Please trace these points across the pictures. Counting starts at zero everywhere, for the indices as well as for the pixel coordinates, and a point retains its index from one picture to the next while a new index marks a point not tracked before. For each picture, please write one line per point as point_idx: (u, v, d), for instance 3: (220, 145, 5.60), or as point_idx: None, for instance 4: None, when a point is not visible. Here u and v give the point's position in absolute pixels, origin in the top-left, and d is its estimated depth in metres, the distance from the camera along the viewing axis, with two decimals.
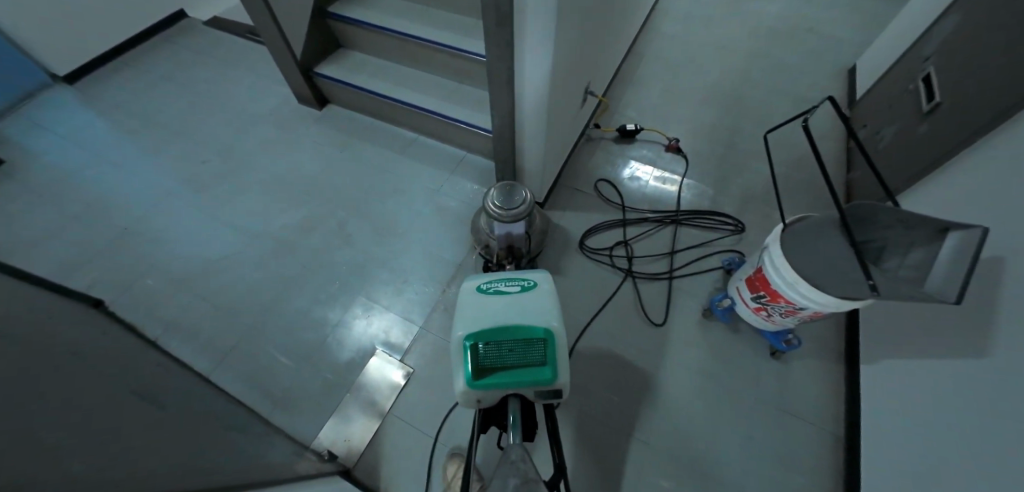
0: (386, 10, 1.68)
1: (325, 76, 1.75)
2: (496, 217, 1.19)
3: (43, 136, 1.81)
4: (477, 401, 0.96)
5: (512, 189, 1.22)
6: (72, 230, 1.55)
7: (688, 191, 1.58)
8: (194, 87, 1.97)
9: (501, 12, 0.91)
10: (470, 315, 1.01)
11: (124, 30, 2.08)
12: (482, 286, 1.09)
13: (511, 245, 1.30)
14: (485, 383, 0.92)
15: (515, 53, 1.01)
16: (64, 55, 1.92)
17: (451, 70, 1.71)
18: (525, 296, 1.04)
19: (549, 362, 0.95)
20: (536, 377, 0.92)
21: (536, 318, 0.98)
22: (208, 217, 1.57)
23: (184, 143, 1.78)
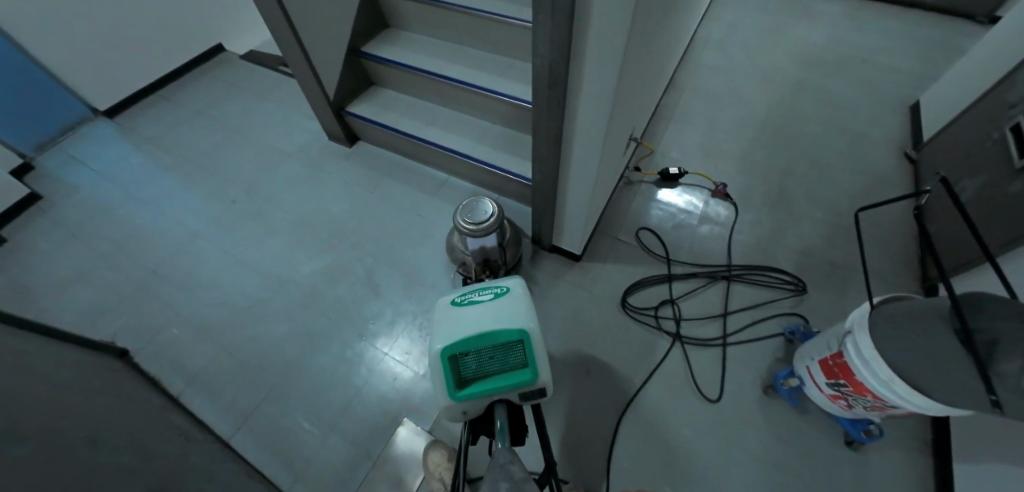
0: (419, 50, 1.65)
1: (355, 114, 1.72)
2: (468, 234, 1.17)
3: (79, 171, 1.82)
4: (464, 411, 0.97)
5: (480, 204, 1.21)
6: (99, 271, 1.54)
7: (739, 242, 1.45)
8: (226, 121, 1.97)
9: (552, 75, 0.83)
10: (446, 328, 0.99)
11: (163, 64, 2.11)
12: (456, 299, 1.07)
13: (487, 258, 1.30)
14: (468, 393, 0.94)
15: (567, 116, 0.93)
16: (104, 90, 1.95)
17: (480, 110, 1.63)
18: (500, 303, 1.02)
19: (529, 362, 0.95)
20: (518, 381, 0.94)
21: (510, 322, 0.96)
22: (233, 260, 1.53)
23: (214, 180, 1.77)
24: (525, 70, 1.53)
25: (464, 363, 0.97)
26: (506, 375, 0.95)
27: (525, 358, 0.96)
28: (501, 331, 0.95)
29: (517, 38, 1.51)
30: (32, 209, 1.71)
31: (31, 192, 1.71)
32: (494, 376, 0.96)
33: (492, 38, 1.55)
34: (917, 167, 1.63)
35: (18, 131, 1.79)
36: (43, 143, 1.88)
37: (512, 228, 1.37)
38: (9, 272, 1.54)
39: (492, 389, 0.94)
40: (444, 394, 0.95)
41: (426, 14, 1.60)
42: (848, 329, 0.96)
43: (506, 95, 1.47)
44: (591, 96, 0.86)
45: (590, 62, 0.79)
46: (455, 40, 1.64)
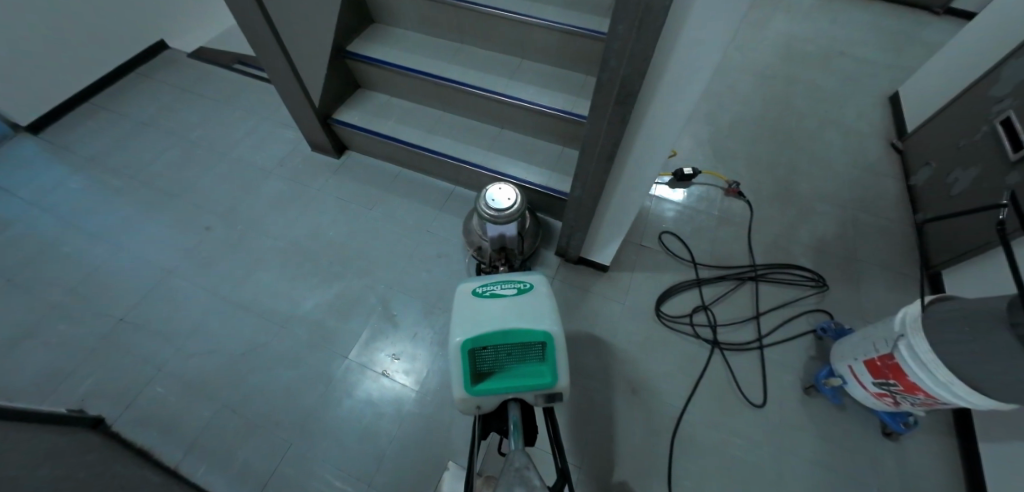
0: (416, 50, 1.51)
1: (345, 123, 1.55)
2: (489, 219, 1.13)
3: (4, 201, 1.53)
4: (476, 406, 0.88)
5: (504, 188, 1.15)
6: (49, 323, 1.30)
7: (759, 241, 1.46)
8: (185, 134, 1.72)
9: (625, 92, 0.75)
10: (465, 318, 0.87)
11: (96, 66, 1.80)
12: (476, 288, 0.94)
13: (505, 247, 1.25)
14: (484, 391, 0.84)
15: (629, 132, 0.86)
16: (26, 102, 1.64)
17: (485, 114, 1.52)
18: (524, 299, 0.90)
19: (551, 366, 0.86)
20: (537, 383, 0.84)
21: (536, 320, 0.85)
22: (220, 298, 1.34)
23: (180, 204, 1.54)
24: (536, 72, 1.44)
25: (480, 358, 0.87)
26: (524, 377, 0.86)
27: (548, 361, 0.86)
28: (522, 328, 0.84)
29: (526, 38, 1.41)
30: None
31: None
32: (511, 376, 0.86)
33: (497, 37, 1.44)
34: (904, 158, 1.72)
35: None
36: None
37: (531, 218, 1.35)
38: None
39: (509, 388, 0.85)
40: (456, 388, 0.85)
41: (422, 10, 1.46)
42: (899, 333, 0.97)
43: (520, 100, 1.38)
44: (661, 113, 0.79)
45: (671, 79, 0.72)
46: (454, 39, 1.52)
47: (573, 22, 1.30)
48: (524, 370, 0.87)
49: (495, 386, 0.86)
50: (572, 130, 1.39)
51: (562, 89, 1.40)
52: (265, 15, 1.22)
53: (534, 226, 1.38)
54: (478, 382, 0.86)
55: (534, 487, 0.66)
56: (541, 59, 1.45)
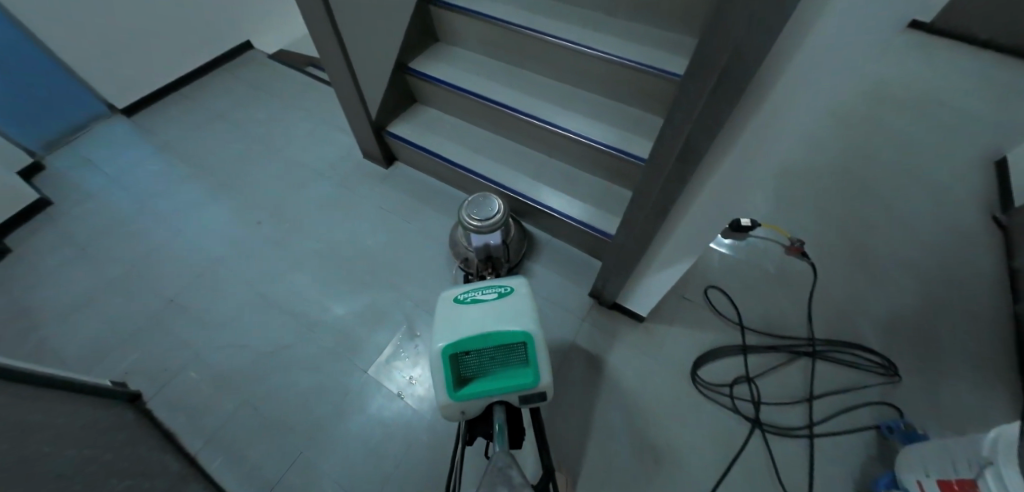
0: (473, 71, 1.51)
1: (397, 136, 1.58)
2: (471, 229, 1.21)
3: (92, 177, 1.69)
4: (463, 411, 0.96)
5: (485, 201, 1.24)
6: (110, 295, 1.41)
7: (821, 312, 1.30)
8: (251, 129, 1.83)
9: (691, 152, 0.69)
10: (447, 326, 0.96)
11: (187, 61, 1.96)
12: (458, 296, 1.03)
13: (491, 256, 1.32)
14: (468, 395, 0.93)
15: (685, 193, 0.79)
16: (123, 88, 1.82)
17: (534, 140, 1.47)
18: (503, 304, 0.99)
19: (531, 366, 0.94)
20: (519, 384, 0.93)
21: (515, 324, 0.94)
22: (257, 294, 1.40)
23: (236, 196, 1.63)
24: (592, 104, 1.39)
25: (464, 363, 0.96)
26: (506, 378, 0.95)
27: (528, 362, 0.95)
28: (502, 332, 0.93)
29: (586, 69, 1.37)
30: (40, 215, 1.60)
31: (41, 198, 1.59)
32: (495, 378, 0.95)
33: (556, 65, 1.41)
34: (1009, 234, 1.47)
35: (28, 127, 1.67)
36: (56, 143, 1.76)
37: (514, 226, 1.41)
38: (14, 291, 1.42)
39: (492, 389, 0.93)
40: (442, 394, 0.94)
41: (485, 32, 1.46)
42: (988, 458, 0.79)
43: (572, 131, 1.34)
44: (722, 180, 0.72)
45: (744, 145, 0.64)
46: (513, 63, 1.51)
47: (637, 57, 1.24)
48: (505, 371, 0.96)
49: (479, 390, 0.94)
50: (622, 169, 1.32)
51: (617, 124, 1.34)
52: (336, 26, 1.27)
53: (520, 233, 1.45)
54: (463, 387, 0.95)
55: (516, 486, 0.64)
56: (599, 91, 1.40)
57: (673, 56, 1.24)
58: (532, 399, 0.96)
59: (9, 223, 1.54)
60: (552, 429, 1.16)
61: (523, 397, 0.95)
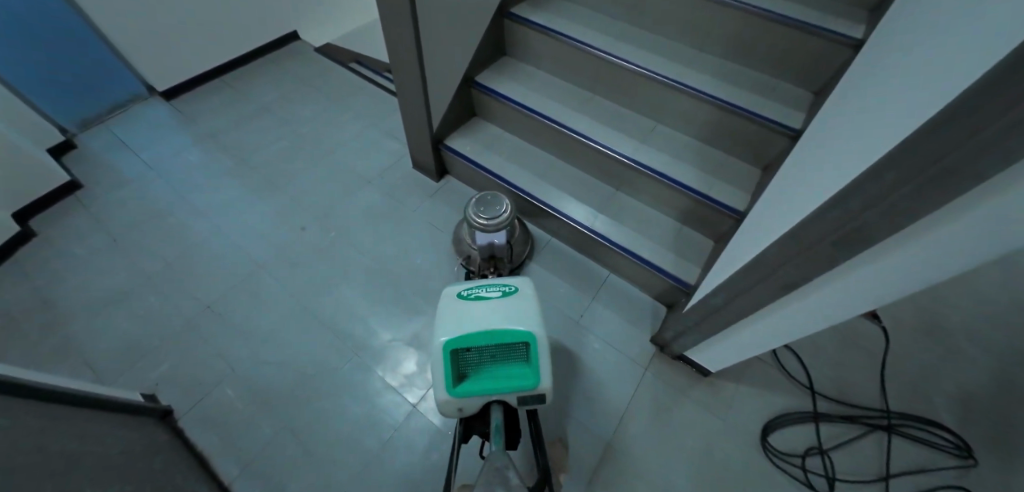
0: (543, 91, 1.46)
1: (455, 151, 1.51)
2: (477, 228, 1.23)
3: (127, 161, 1.60)
4: (460, 408, 0.99)
5: (489, 200, 1.27)
6: (141, 293, 1.32)
7: (893, 382, 1.24)
8: (296, 125, 1.75)
9: (860, 234, 0.58)
10: (451, 323, 1.00)
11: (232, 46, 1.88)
12: (463, 293, 1.07)
13: (494, 255, 1.34)
14: (468, 391, 0.95)
15: (823, 278, 0.69)
16: (166, 70, 1.74)
17: (601, 171, 1.41)
18: (508, 303, 1.03)
19: (532, 367, 0.97)
20: (518, 383, 0.96)
21: (518, 325, 0.98)
22: (300, 307, 1.32)
23: (279, 197, 1.55)
24: (671, 141, 1.33)
25: (465, 359, 0.99)
26: (507, 376, 0.98)
27: (528, 363, 0.98)
28: (505, 331, 0.97)
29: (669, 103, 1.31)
30: (70, 198, 1.51)
31: (73, 179, 1.51)
32: (494, 376, 0.98)
33: (634, 94, 1.35)
34: None
35: (65, 103, 1.58)
36: (90, 121, 1.67)
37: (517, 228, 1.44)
38: (38, 280, 1.33)
39: (492, 387, 0.96)
40: (441, 388, 0.97)
41: (560, 53, 1.40)
42: None
43: (653, 170, 1.26)
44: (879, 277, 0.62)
45: (940, 247, 0.52)
46: (586, 86, 1.44)
47: (730, 98, 1.17)
48: (506, 370, 0.99)
49: (477, 386, 0.97)
50: (700, 212, 1.25)
51: (697, 163, 1.27)
52: (417, 40, 1.19)
53: (523, 235, 1.48)
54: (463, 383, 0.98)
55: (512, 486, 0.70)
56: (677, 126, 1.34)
57: (767, 100, 1.18)
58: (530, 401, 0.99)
59: (37, 205, 1.45)
60: (613, 487, 1.09)
61: (522, 397, 0.98)
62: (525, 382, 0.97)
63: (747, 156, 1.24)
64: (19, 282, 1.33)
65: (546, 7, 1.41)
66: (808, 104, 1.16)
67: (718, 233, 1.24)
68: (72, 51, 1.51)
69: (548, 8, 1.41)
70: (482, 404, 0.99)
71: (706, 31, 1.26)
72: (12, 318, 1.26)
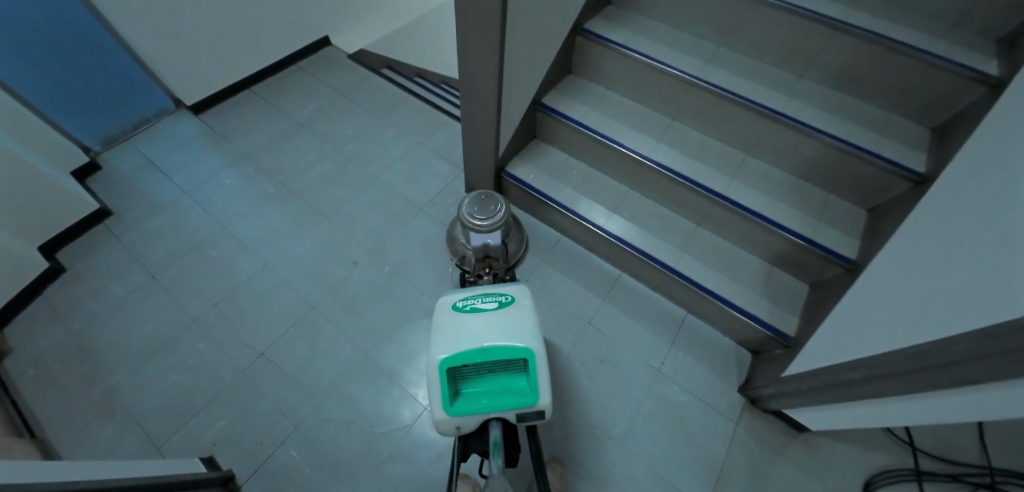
0: (616, 114, 1.35)
1: (519, 180, 1.41)
2: (471, 230, 1.16)
3: (161, 184, 1.51)
4: (455, 429, 0.78)
5: (486, 198, 1.18)
6: (185, 336, 1.23)
7: (1004, 437, 1.15)
8: (337, 144, 1.65)
9: None
10: (443, 336, 0.81)
11: (262, 56, 1.79)
12: (456, 303, 0.88)
13: (489, 256, 1.28)
14: (465, 409, 0.76)
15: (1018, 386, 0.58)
16: (196, 85, 1.64)
17: (679, 203, 1.31)
18: (507, 313, 0.83)
19: (533, 385, 0.78)
20: (518, 404, 0.76)
21: (518, 338, 0.79)
22: (359, 352, 1.22)
23: (324, 225, 1.45)
24: (762, 176, 1.23)
25: (458, 374, 0.80)
26: (506, 396, 0.78)
27: (531, 377, 0.79)
28: (501, 345, 0.77)
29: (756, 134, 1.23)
30: (100, 227, 1.40)
31: (103, 207, 1.40)
32: (490, 394, 0.79)
33: (722, 124, 1.24)
34: None
35: (87, 122, 1.48)
36: (112, 138, 1.57)
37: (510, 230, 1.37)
38: (74, 322, 1.24)
39: (489, 408, 0.77)
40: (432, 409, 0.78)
41: (637, 75, 1.29)
42: None
43: (748, 210, 1.16)
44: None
45: None
46: (662, 111, 1.34)
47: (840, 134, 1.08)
48: (506, 388, 0.80)
49: (471, 407, 0.78)
50: (796, 255, 1.16)
51: (794, 203, 1.18)
52: (501, 82, 1.07)
53: (517, 239, 1.43)
54: (458, 401, 0.78)
55: None
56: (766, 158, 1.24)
57: (879, 137, 1.08)
58: (532, 419, 0.79)
59: (67, 236, 1.36)
60: None
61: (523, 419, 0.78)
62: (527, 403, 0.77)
63: (849, 196, 1.15)
64: (55, 324, 1.23)
65: (617, 23, 1.31)
66: (926, 141, 1.07)
67: (816, 279, 1.16)
68: (94, 63, 1.39)
69: (618, 26, 1.31)
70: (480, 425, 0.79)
71: (806, 56, 1.16)
72: (50, 367, 1.17)
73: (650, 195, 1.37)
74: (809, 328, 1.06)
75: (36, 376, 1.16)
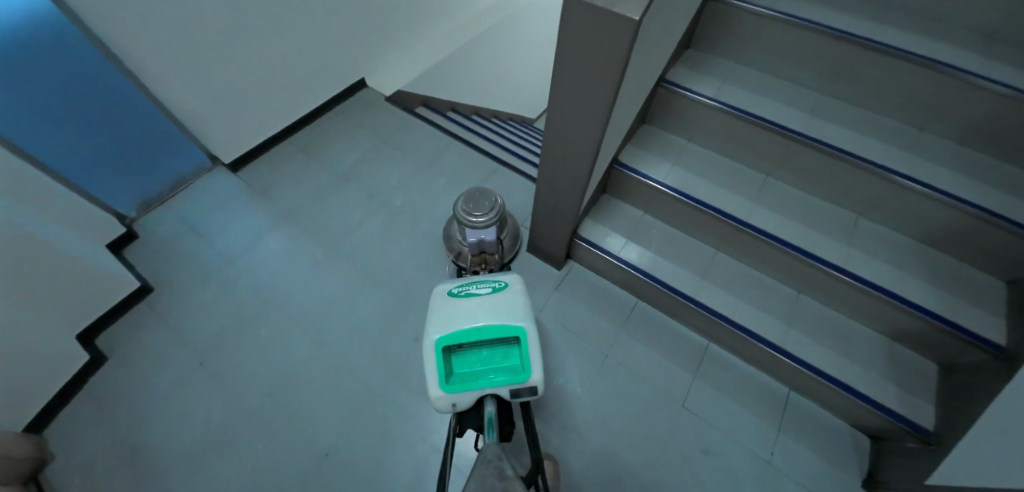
0: (703, 170, 1.23)
1: (590, 243, 1.30)
2: (467, 225, 1.19)
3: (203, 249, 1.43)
4: (453, 405, 0.86)
5: (481, 195, 1.22)
6: (241, 429, 1.12)
7: None
8: (384, 197, 1.54)
9: None
10: (441, 318, 0.90)
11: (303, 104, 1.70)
12: (453, 289, 0.96)
13: (484, 251, 1.31)
14: (460, 386, 0.84)
15: None
16: (235, 139, 1.56)
17: (776, 268, 1.18)
18: (500, 298, 0.92)
19: (524, 359, 0.87)
20: (509, 377, 0.86)
21: (510, 317, 0.88)
22: (431, 447, 1.10)
23: (380, 291, 1.34)
24: (880, 241, 1.10)
25: (453, 353, 0.88)
26: (498, 370, 0.87)
27: (521, 353, 0.89)
28: (494, 324, 0.87)
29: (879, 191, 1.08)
30: (141, 305, 1.30)
31: (143, 283, 1.30)
32: (482, 368, 0.88)
33: (830, 181, 1.11)
34: None
35: (122, 189, 1.37)
36: (146, 203, 1.47)
37: (505, 225, 1.40)
38: (120, 417, 1.13)
39: (484, 383, 0.85)
40: (431, 386, 0.86)
41: (728, 129, 1.17)
42: None
43: (872, 279, 1.03)
44: None
45: None
46: (754, 165, 1.21)
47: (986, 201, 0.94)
48: (496, 365, 0.88)
49: (468, 382, 0.86)
50: (923, 333, 1.03)
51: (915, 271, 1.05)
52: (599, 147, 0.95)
53: (513, 231, 1.45)
54: (454, 379, 0.86)
55: (507, 478, 0.57)
56: (883, 220, 1.11)
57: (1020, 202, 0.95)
58: (524, 395, 0.88)
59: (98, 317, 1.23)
60: None
61: (514, 391, 0.87)
62: (518, 377, 0.86)
63: (986, 264, 1.02)
64: (99, 423, 1.13)
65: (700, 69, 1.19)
66: None
67: (951, 362, 1.02)
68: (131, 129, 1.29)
69: (702, 73, 1.20)
70: (476, 399, 0.87)
71: (930, 108, 1.03)
72: (97, 476, 1.06)
73: (738, 257, 1.24)
74: (953, 425, 0.92)
75: (81, 488, 1.05)
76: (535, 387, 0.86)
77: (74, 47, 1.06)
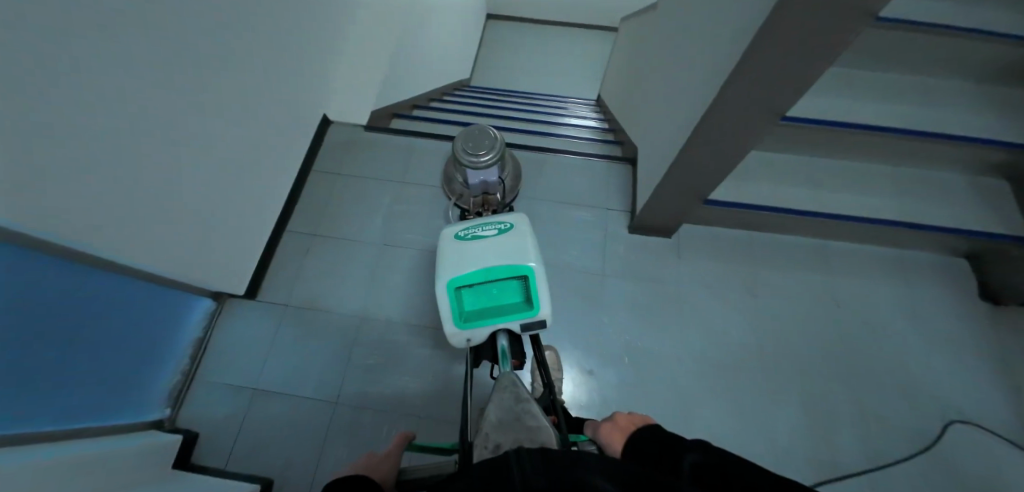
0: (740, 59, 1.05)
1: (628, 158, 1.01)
2: (469, 165, 1.36)
3: (243, 293, 1.46)
4: (468, 339, 1.00)
5: (480, 133, 1.37)
6: (322, 445, 1.30)
7: None
8: (383, 232, 1.61)
9: None
10: (452, 260, 1.01)
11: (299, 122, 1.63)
12: (460, 233, 1.06)
13: (486, 193, 1.50)
14: (475, 321, 0.97)
15: None
16: (249, 252, 1.45)
17: (821, 136, 1.16)
18: (505, 239, 1.03)
19: (529, 299, 0.98)
20: (516, 314, 0.97)
21: (514, 258, 0.98)
22: None
23: (404, 313, 1.48)
24: (893, 115, 1.10)
25: (463, 294, 0.99)
26: (504, 309, 0.98)
27: (525, 293, 1.00)
28: (501, 266, 0.97)
29: (856, 85, 1.16)
30: (190, 380, 1.38)
31: (188, 431, 1.28)
32: (490, 306, 0.99)
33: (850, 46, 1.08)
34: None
35: (140, 396, 1.23)
36: (172, 392, 1.34)
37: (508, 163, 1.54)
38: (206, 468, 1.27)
39: (495, 319, 0.98)
40: (449, 322, 0.98)
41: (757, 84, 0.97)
42: None
43: (817, 175, 1.32)
44: None
45: None
46: None
47: (918, 96, 1.14)
48: (502, 302, 0.99)
49: (483, 316, 0.98)
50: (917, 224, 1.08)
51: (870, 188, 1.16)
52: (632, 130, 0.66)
53: (515, 170, 1.59)
54: (468, 315, 0.98)
55: (533, 430, 0.68)
56: (885, 98, 1.12)
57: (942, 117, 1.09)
58: (535, 327, 1.00)
59: (179, 376, 1.36)
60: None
61: (525, 325, 0.99)
62: (523, 312, 0.98)
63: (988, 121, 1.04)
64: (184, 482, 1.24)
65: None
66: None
67: None
68: (114, 333, 1.09)
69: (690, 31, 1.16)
70: (490, 333, 1.00)
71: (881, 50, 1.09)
72: None
73: (778, 139, 1.22)
74: None
75: None
76: (544, 320, 0.98)
77: (29, 277, 0.85)
